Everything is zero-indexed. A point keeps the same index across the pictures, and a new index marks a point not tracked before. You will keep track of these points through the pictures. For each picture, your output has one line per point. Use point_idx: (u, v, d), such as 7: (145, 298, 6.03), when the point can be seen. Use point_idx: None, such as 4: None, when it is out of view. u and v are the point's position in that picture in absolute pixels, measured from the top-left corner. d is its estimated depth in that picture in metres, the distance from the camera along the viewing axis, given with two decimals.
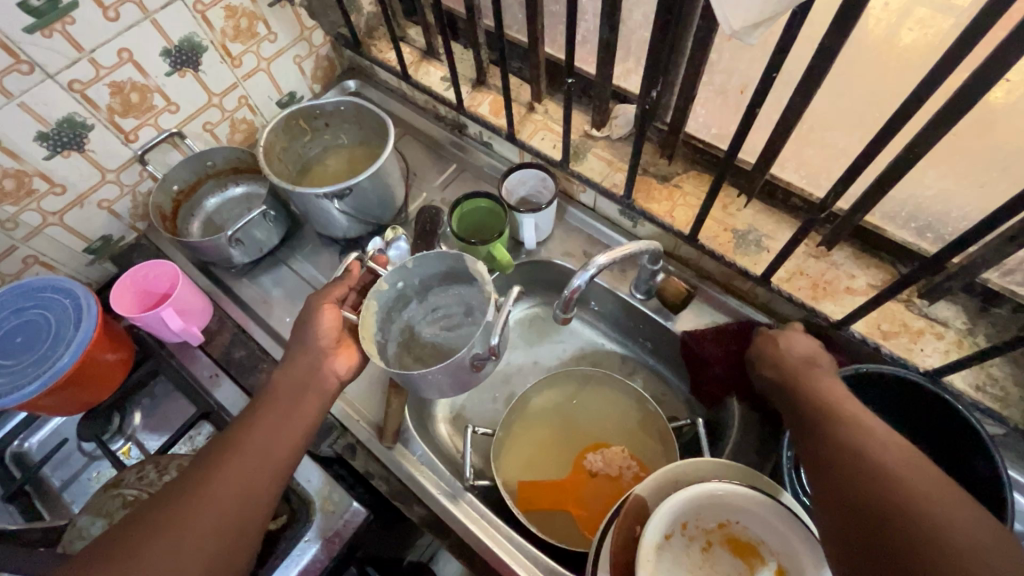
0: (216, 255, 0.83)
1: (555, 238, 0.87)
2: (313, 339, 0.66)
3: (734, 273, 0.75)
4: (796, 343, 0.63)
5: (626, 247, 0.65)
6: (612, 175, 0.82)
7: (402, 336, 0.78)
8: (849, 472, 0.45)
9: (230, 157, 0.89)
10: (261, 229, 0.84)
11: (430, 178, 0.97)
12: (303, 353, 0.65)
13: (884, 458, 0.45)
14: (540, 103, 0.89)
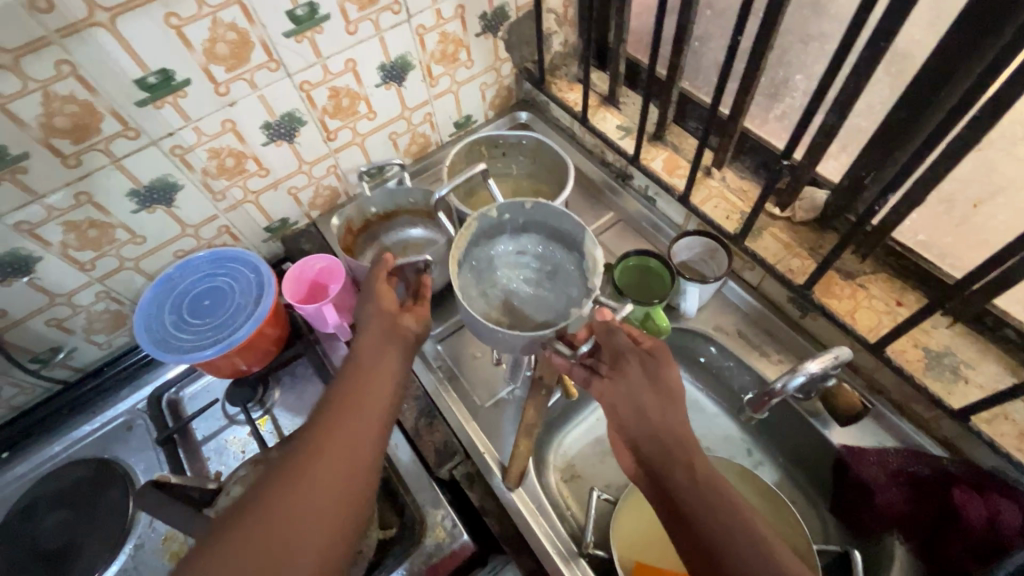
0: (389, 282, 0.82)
1: (708, 310, 0.83)
2: (379, 330, 0.64)
3: (920, 397, 0.67)
4: (649, 402, 0.57)
5: (824, 357, 0.62)
6: (789, 259, 0.77)
7: (477, 265, 0.75)
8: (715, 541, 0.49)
9: (428, 201, 0.91)
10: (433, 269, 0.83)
11: (585, 221, 0.96)
12: (375, 338, 0.63)
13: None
14: (719, 170, 0.86)
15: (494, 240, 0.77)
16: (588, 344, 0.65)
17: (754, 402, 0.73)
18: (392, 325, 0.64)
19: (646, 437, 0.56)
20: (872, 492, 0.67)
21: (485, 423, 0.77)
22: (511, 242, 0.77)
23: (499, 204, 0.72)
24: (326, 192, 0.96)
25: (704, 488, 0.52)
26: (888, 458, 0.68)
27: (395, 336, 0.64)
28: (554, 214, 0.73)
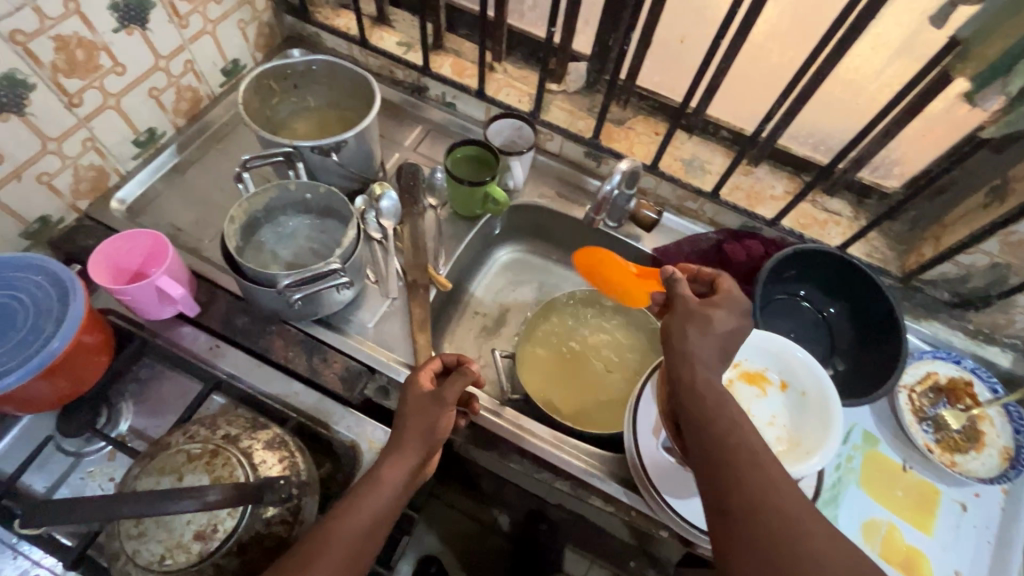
0: (307, 309, 0.74)
1: (530, 184, 0.95)
2: (428, 424, 0.60)
3: (687, 194, 0.91)
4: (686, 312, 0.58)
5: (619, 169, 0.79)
6: (576, 122, 0.94)
7: (272, 238, 0.79)
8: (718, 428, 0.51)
9: (330, 198, 0.78)
10: (325, 301, 0.74)
11: (398, 139, 0.99)
12: (441, 415, 0.61)
13: (743, 483, 0.47)
14: (499, 63, 0.97)
15: (295, 217, 0.80)
16: (287, 279, 0.67)
17: (593, 207, 0.86)
18: (434, 427, 0.60)
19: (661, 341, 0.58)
20: None
21: (380, 339, 0.79)
22: (314, 218, 0.81)
23: (296, 181, 0.76)
24: (90, 174, 0.80)
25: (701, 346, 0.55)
26: (682, 243, 0.90)
27: (430, 436, 0.60)
28: (328, 195, 0.77)
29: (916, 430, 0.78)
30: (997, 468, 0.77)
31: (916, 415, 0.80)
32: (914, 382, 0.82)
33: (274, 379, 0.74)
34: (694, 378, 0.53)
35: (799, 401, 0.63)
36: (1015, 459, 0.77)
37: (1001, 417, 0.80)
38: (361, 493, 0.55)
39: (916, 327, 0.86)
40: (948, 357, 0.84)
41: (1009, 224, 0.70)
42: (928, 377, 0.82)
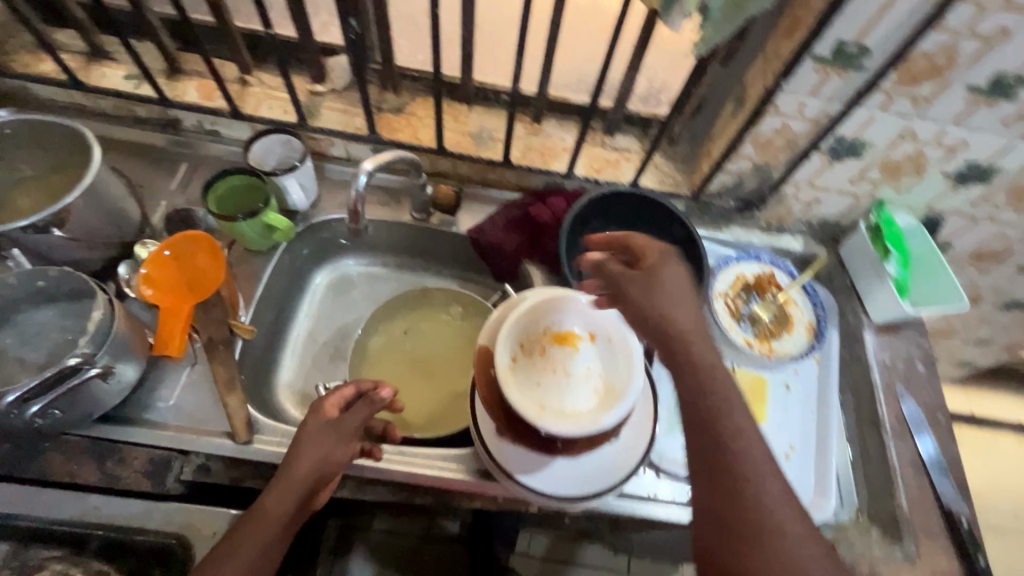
0: (76, 412, 0.63)
1: (325, 196, 0.89)
2: (323, 456, 0.60)
3: (484, 167, 0.89)
4: (635, 292, 0.58)
5: (384, 154, 0.73)
6: (352, 120, 0.88)
7: (11, 342, 0.66)
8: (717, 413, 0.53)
9: (68, 279, 0.66)
10: (95, 397, 0.64)
11: (162, 184, 0.87)
12: (340, 445, 0.61)
13: (716, 450, 0.52)
14: (251, 75, 0.88)
15: (36, 310, 0.68)
16: (16, 393, 0.56)
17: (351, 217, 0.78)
18: (328, 457, 0.60)
19: (652, 323, 0.57)
20: (499, 246, 0.89)
21: (187, 414, 0.70)
22: (60, 305, 0.68)
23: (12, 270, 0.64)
24: None
25: (666, 330, 0.56)
26: (493, 219, 0.89)
27: (325, 464, 0.59)
28: (62, 276, 0.66)
29: (734, 332, 0.84)
30: (806, 343, 0.85)
31: (733, 317, 0.85)
32: (726, 288, 0.87)
33: (62, 501, 0.63)
34: (687, 348, 0.56)
35: (606, 348, 0.65)
36: (817, 329, 0.85)
37: (802, 297, 0.88)
38: (241, 529, 0.56)
39: (718, 235, 0.92)
40: (749, 256, 0.91)
41: (754, 127, 0.75)
42: (736, 280, 0.88)
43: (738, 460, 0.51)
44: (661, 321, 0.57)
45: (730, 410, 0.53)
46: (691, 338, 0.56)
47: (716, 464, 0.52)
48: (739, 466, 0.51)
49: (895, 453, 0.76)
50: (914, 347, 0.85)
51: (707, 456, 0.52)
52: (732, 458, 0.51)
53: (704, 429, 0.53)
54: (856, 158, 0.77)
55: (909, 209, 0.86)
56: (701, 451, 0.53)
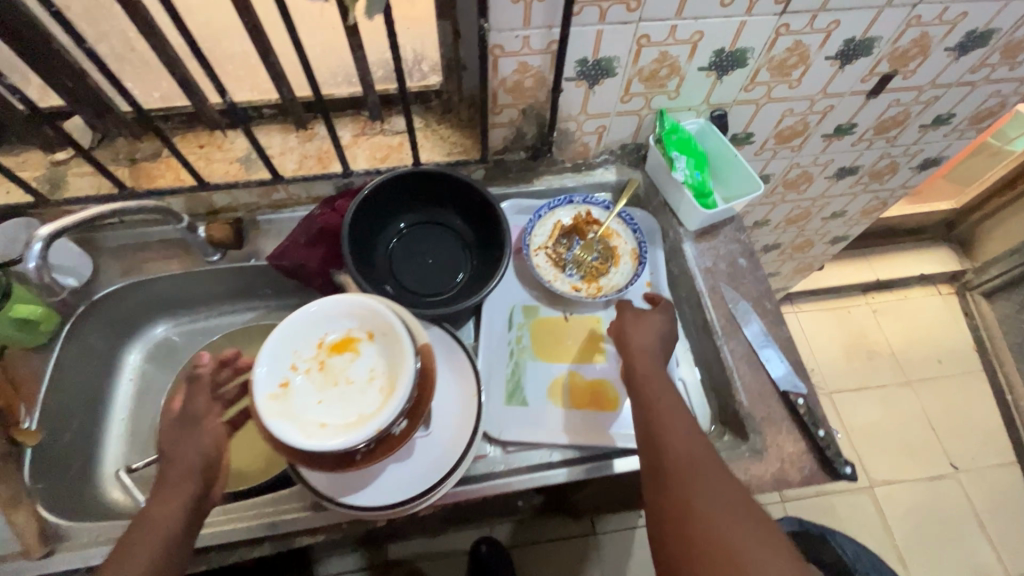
0: None
1: (104, 266, 0.82)
2: (192, 448, 0.60)
3: (263, 189, 0.84)
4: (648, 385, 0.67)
5: (70, 216, 0.61)
6: (105, 180, 0.81)
7: None
8: (691, 512, 0.57)
9: None
10: None
11: None
12: (208, 431, 0.61)
13: (692, 528, 0.56)
14: None
15: None
16: None
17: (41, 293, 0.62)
18: (199, 448, 0.60)
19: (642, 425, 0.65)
20: (304, 265, 0.84)
21: None
22: None
23: None
24: None
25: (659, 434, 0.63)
26: (292, 238, 0.85)
27: (201, 455, 0.60)
28: None
29: (560, 281, 0.83)
30: (632, 271, 0.84)
31: (557, 267, 0.85)
32: (546, 239, 0.86)
33: None
34: (673, 448, 0.61)
35: (385, 343, 0.61)
36: (642, 254, 0.84)
37: (622, 227, 0.87)
38: (135, 535, 0.55)
39: (529, 188, 0.90)
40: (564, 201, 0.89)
41: (494, 73, 0.72)
42: (555, 228, 0.87)
43: (723, 542, 0.55)
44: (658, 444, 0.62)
45: (704, 503, 0.57)
46: (667, 435, 0.62)
47: (682, 521, 0.57)
48: (718, 537, 0.55)
49: (728, 353, 0.75)
50: (734, 244, 0.84)
51: (676, 507, 0.58)
52: (702, 531, 0.56)
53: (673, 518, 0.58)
54: (611, 76, 0.75)
55: (692, 112, 0.85)
56: (684, 520, 0.57)
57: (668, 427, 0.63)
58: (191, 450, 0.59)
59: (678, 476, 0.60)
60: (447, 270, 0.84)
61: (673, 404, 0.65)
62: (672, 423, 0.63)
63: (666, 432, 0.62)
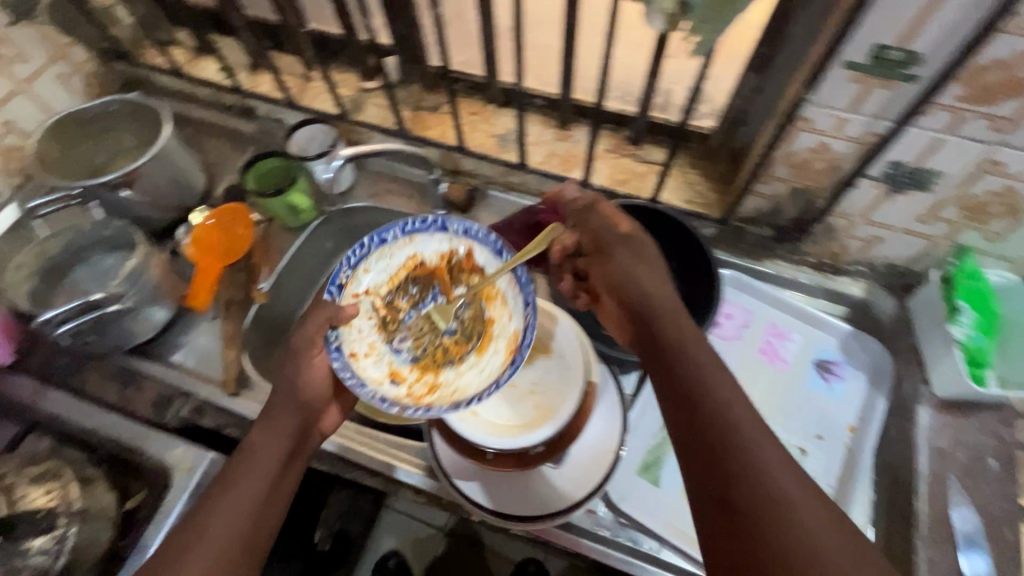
0: (111, 340, 0.75)
1: (358, 184, 0.95)
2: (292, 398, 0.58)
3: (505, 169, 0.89)
4: (640, 271, 0.56)
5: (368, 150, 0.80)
6: (389, 115, 0.93)
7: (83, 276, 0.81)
8: (718, 424, 0.45)
9: (129, 232, 0.80)
10: (125, 330, 0.75)
11: (233, 164, 1.01)
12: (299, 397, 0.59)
13: (711, 448, 0.44)
14: (315, 72, 0.98)
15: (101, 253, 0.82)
16: (58, 311, 0.68)
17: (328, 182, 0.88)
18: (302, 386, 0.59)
19: (645, 322, 0.54)
20: None
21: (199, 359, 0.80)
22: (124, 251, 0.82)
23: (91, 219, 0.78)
24: None
25: (666, 329, 0.52)
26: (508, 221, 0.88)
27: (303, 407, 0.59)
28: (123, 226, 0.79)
29: (375, 361, 0.63)
30: (498, 365, 0.62)
31: (456, 316, 0.67)
32: (381, 283, 0.66)
33: (87, 414, 0.74)
34: (685, 348, 0.50)
35: (560, 365, 0.64)
36: (515, 351, 0.62)
37: (509, 288, 0.65)
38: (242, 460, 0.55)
39: (759, 269, 0.81)
40: (432, 227, 0.67)
41: (784, 143, 0.65)
42: (400, 269, 0.67)
43: (753, 480, 0.42)
44: (682, 349, 0.50)
45: (741, 417, 0.45)
46: (660, 334, 0.52)
47: (697, 441, 0.45)
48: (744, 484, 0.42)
49: (925, 561, 0.60)
50: (989, 437, 0.67)
51: (696, 429, 0.46)
52: (737, 463, 0.43)
53: (707, 452, 0.44)
54: (923, 191, 0.63)
55: (1006, 262, 0.68)
56: (698, 448, 0.45)
57: (667, 328, 0.52)
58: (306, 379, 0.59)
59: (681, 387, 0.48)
60: None
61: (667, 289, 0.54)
62: (680, 322, 0.52)
63: (687, 354, 0.50)
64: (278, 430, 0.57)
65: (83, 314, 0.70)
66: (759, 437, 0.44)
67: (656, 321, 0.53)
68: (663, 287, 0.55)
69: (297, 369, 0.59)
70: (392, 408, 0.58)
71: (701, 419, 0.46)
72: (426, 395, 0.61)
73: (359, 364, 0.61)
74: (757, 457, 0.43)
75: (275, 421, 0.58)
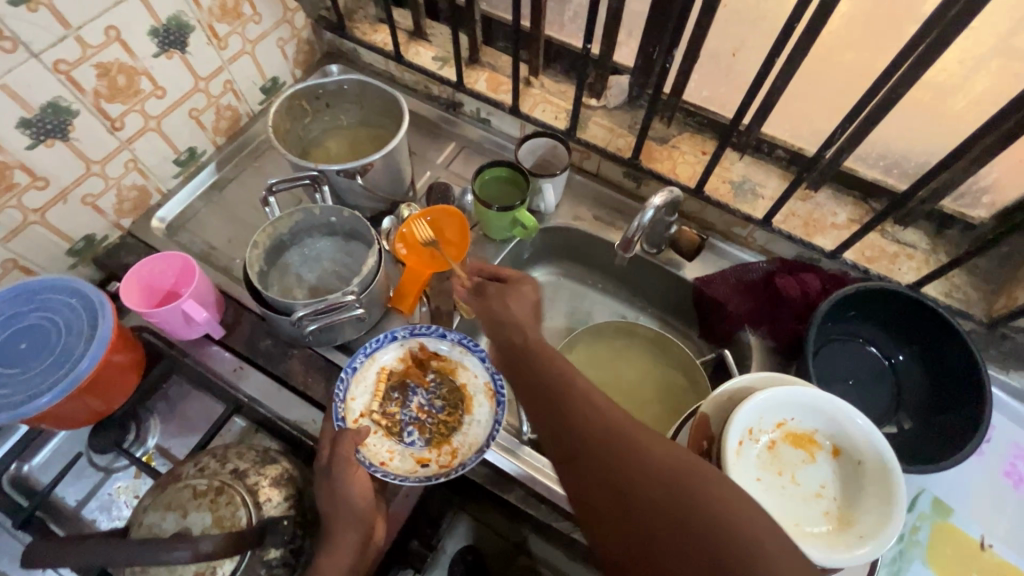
0: (329, 335, 0.72)
1: (565, 205, 0.91)
2: (346, 509, 0.58)
3: (735, 220, 0.83)
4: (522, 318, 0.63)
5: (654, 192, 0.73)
6: (615, 140, 0.88)
7: (298, 260, 0.78)
8: (669, 501, 0.43)
9: (356, 224, 0.76)
10: (344, 328, 0.73)
11: (431, 157, 0.97)
12: (351, 517, 0.57)
13: (659, 524, 0.42)
14: (536, 78, 0.92)
15: (318, 238, 0.79)
16: (304, 308, 0.65)
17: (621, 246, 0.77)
18: (349, 500, 0.58)
19: (545, 387, 0.54)
20: (723, 306, 0.82)
21: None
22: (341, 241, 0.79)
23: (322, 206, 0.75)
24: (132, 194, 0.83)
25: (575, 389, 0.52)
26: (729, 275, 0.83)
27: (358, 526, 0.58)
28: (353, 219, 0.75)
29: (398, 460, 0.69)
30: (489, 412, 0.71)
31: (393, 436, 0.71)
32: (370, 403, 0.72)
33: (293, 406, 0.74)
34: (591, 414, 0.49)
35: (853, 472, 0.56)
36: (497, 394, 0.72)
37: (463, 357, 0.74)
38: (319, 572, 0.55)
39: (1005, 380, 0.75)
40: (385, 340, 0.75)
41: None
42: (378, 383, 0.73)
43: (729, 534, 0.40)
44: (588, 423, 0.49)
45: (679, 474, 0.44)
46: (589, 406, 0.50)
47: (652, 508, 0.43)
48: (715, 528, 0.40)
49: None
50: None
51: (647, 509, 0.43)
52: (690, 524, 0.41)
53: (672, 519, 0.42)
54: None
55: None
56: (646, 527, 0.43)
57: (596, 406, 0.50)
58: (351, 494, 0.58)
59: (620, 461, 0.46)
60: (867, 402, 0.74)
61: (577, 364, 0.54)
62: (587, 391, 0.52)
63: (601, 410, 0.49)
64: (343, 549, 0.57)
65: (321, 312, 0.67)
66: (701, 486, 0.43)
67: (574, 389, 0.52)
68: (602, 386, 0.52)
69: (341, 479, 0.59)
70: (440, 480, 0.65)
71: (639, 496, 0.44)
72: (453, 461, 0.69)
73: (391, 468, 0.68)
74: (701, 509, 0.42)
75: (336, 540, 0.57)
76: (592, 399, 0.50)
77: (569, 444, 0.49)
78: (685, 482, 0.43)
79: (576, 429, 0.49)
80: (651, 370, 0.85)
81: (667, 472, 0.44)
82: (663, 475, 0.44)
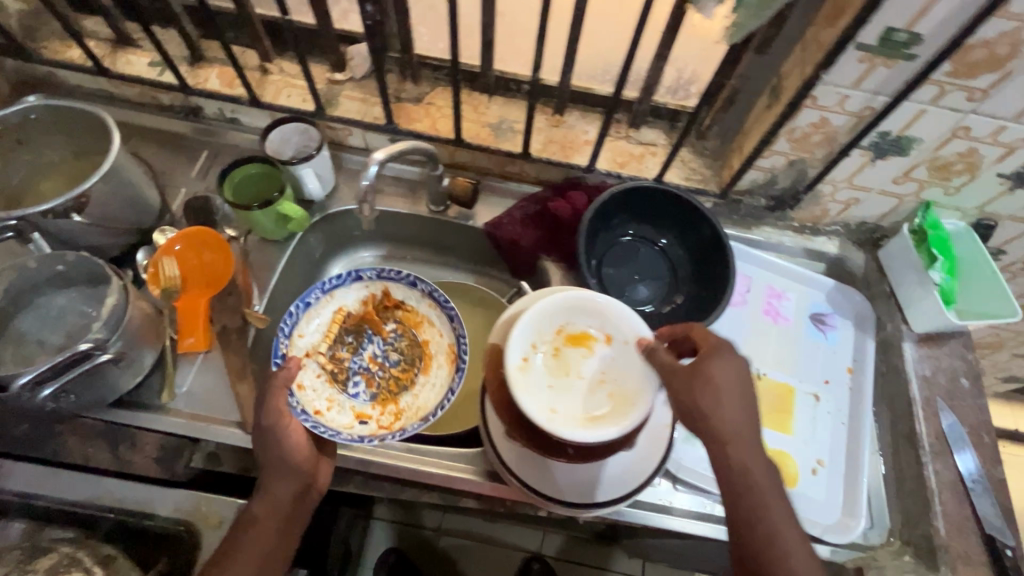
0: (90, 394, 0.63)
1: (342, 186, 0.88)
2: (282, 464, 0.60)
3: (504, 159, 0.87)
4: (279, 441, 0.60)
5: (396, 145, 0.71)
6: (370, 110, 0.86)
7: (32, 324, 0.67)
8: (751, 489, 0.53)
9: (87, 264, 0.67)
10: (107, 381, 0.64)
11: (184, 172, 0.88)
12: (284, 474, 0.59)
13: (744, 513, 0.54)
14: (273, 63, 0.87)
15: (51, 293, 0.69)
16: (28, 375, 0.55)
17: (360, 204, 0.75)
18: (284, 451, 0.60)
19: (683, 385, 0.57)
20: (516, 242, 0.86)
21: (200, 399, 0.70)
22: (81, 288, 0.69)
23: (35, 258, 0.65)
24: None
25: (701, 383, 0.56)
26: (512, 213, 0.87)
27: (297, 478, 0.60)
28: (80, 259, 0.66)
29: (337, 410, 0.73)
30: (444, 375, 0.76)
31: (337, 384, 0.75)
32: (319, 342, 0.76)
33: (73, 484, 0.63)
34: (723, 422, 0.55)
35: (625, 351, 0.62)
36: (455, 359, 0.76)
37: (432, 313, 0.78)
38: (253, 517, 0.58)
39: (748, 237, 0.88)
40: (347, 281, 0.78)
41: (790, 120, 0.69)
42: (331, 325, 0.77)
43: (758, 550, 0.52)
44: (717, 419, 0.55)
45: (756, 480, 0.53)
46: (727, 438, 0.54)
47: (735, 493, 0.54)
48: (766, 529, 0.52)
49: (933, 473, 0.70)
50: (958, 360, 0.79)
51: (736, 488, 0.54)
52: (756, 526, 0.53)
53: (737, 497, 0.54)
54: (902, 155, 0.72)
55: (958, 212, 0.79)
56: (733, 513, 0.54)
57: (733, 422, 0.55)
58: (279, 445, 0.60)
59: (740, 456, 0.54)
60: (651, 290, 0.83)
61: (734, 391, 0.56)
62: (728, 411, 0.55)
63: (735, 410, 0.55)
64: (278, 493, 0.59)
65: (59, 373, 0.58)
66: (763, 496, 0.53)
67: (699, 373, 0.56)
68: (737, 398, 0.56)
69: (279, 429, 0.61)
70: (372, 440, 0.67)
71: (733, 485, 0.54)
72: (396, 422, 0.73)
73: (327, 416, 0.71)
74: (762, 516, 0.53)
75: (273, 489, 0.59)
76: (716, 380, 0.56)
77: (706, 436, 0.55)
78: (752, 480, 0.53)
79: (707, 415, 0.55)
80: (473, 324, 0.88)
81: (751, 469, 0.54)
82: (750, 471, 0.54)
